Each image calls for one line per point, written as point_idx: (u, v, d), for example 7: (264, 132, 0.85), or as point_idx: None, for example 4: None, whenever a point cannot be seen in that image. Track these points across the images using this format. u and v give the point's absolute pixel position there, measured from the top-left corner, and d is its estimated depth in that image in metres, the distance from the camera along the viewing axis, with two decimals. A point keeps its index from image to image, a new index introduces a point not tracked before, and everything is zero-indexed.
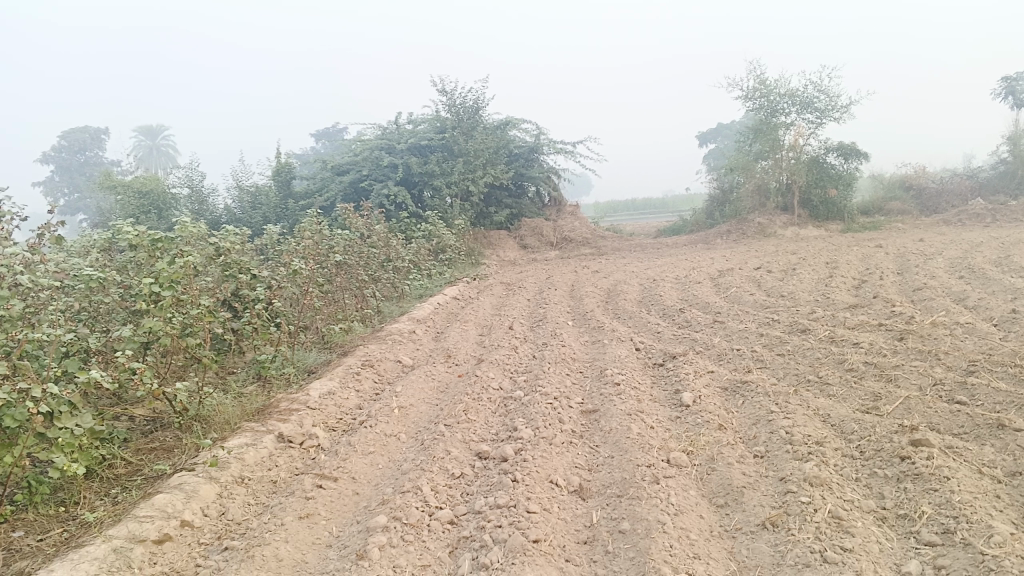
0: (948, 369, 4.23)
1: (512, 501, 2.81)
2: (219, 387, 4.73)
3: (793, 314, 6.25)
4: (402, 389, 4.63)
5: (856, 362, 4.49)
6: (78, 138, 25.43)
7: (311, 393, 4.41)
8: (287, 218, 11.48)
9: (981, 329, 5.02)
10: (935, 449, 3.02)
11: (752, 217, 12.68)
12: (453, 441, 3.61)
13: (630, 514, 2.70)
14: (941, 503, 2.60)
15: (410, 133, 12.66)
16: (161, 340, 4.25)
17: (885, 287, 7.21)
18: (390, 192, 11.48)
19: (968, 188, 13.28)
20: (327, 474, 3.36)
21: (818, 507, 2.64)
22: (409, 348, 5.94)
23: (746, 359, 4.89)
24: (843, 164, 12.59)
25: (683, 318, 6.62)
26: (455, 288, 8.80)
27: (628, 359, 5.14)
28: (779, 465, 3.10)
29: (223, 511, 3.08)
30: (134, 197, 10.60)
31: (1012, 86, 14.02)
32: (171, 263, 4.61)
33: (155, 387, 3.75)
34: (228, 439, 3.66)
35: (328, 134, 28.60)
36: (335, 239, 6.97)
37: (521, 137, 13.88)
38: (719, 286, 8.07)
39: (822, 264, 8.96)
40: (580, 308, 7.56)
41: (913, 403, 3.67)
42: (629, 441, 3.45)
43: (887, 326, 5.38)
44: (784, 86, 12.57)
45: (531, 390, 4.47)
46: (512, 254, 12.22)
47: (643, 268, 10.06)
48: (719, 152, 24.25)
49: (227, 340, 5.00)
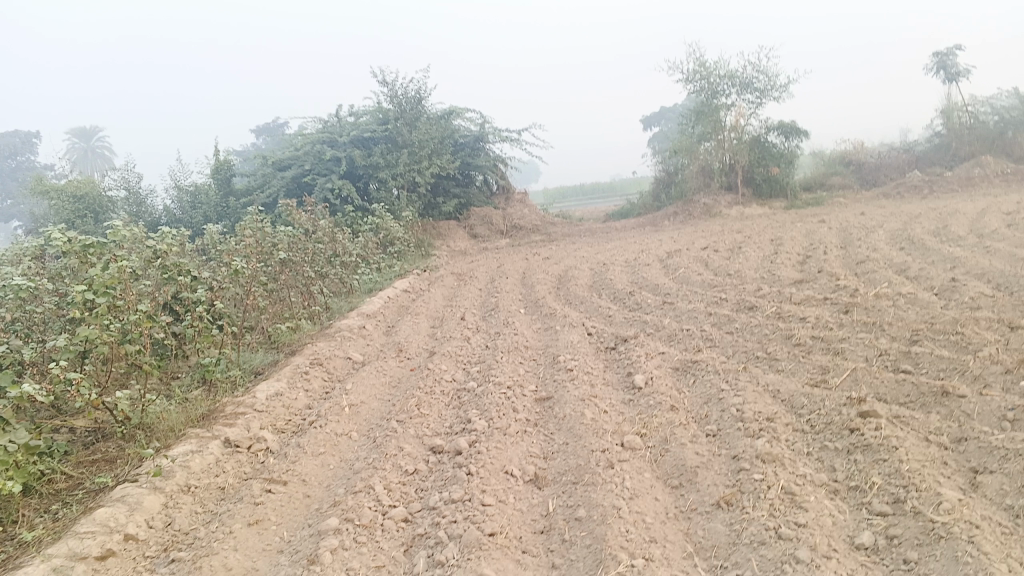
0: (892, 339, 4.31)
1: (466, 495, 2.77)
2: (164, 394, 4.59)
3: (742, 292, 6.31)
4: (353, 386, 4.55)
5: (804, 337, 4.55)
6: (9, 142, 24.65)
7: (258, 395, 4.30)
8: (230, 216, 11.24)
9: (923, 299, 5.12)
10: (883, 419, 3.06)
11: (698, 198, 12.81)
12: (406, 437, 3.55)
13: (586, 502, 2.69)
14: (891, 472, 2.63)
15: (352, 125, 12.47)
16: (99, 348, 4.10)
17: (829, 261, 7.33)
18: (334, 186, 11.31)
19: (905, 162, 13.60)
20: (276, 477, 3.28)
21: (771, 483, 2.65)
22: (359, 344, 5.85)
23: (696, 339, 4.92)
24: (785, 142, 12.80)
25: (633, 300, 6.64)
26: (405, 280, 8.71)
27: (580, 344, 5.13)
28: (731, 443, 3.11)
29: (169, 521, 2.98)
30: (68, 201, 10.23)
31: (943, 60, 14.35)
32: (105, 268, 4.44)
33: (95, 397, 3.61)
34: (172, 446, 3.55)
35: (270, 129, 28.08)
36: (279, 236, 6.82)
37: (466, 126, 13.78)
38: (668, 268, 8.12)
39: (767, 242, 9.07)
40: (531, 296, 7.54)
41: (860, 375, 3.73)
42: (583, 427, 3.43)
43: (833, 300, 5.46)
44: (724, 67, 12.69)
45: (484, 380, 4.43)
46: (462, 243, 12.14)
47: (593, 253, 10.08)
48: (663, 134, 24.44)
49: (170, 345, 4.86)
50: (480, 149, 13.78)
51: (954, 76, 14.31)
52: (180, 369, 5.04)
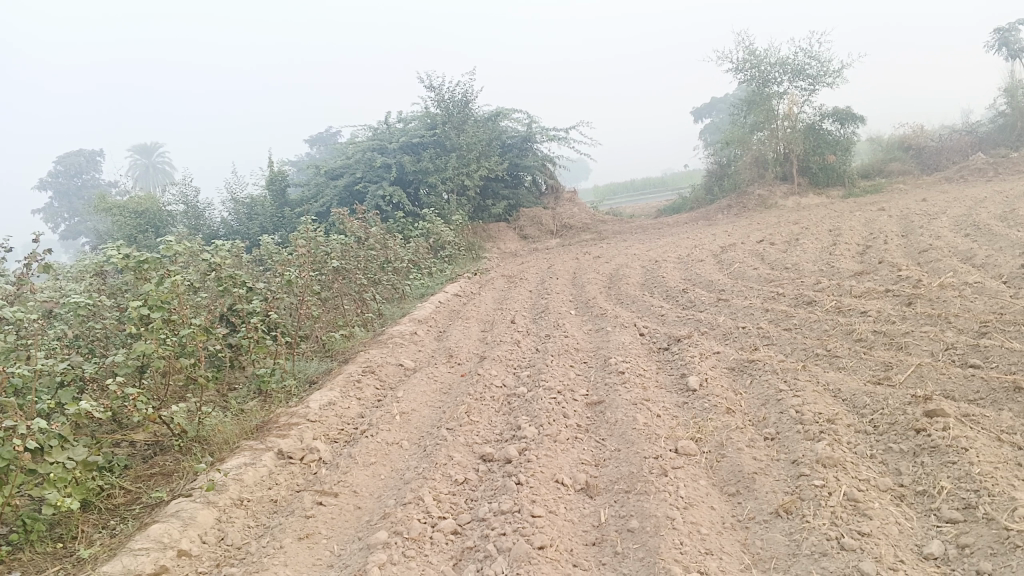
0: (960, 332, 4.12)
1: (516, 506, 2.73)
2: (220, 406, 4.64)
3: (799, 286, 6.13)
4: (404, 394, 4.54)
5: (865, 332, 4.38)
6: (74, 162, 25.50)
7: (311, 405, 4.32)
8: (285, 226, 11.41)
9: (991, 288, 4.90)
10: (951, 419, 2.91)
11: (751, 190, 12.54)
12: (456, 445, 3.52)
13: (639, 512, 2.62)
14: (961, 476, 2.49)
15: (401, 132, 12.54)
16: (155, 362, 4.15)
17: (890, 251, 7.08)
18: (385, 192, 11.39)
19: (968, 144, 13.12)
20: (328, 489, 3.29)
21: (833, 490, 2.54)
22: (410, 350, 5.84)
23: (752, 337, 4.78)
24: (840, 129, 12.46)
25: (686, 298, 6.52)
26: (456, 284, 8.70)
27: (632, 345, 5.04)
28: (790, 447, 3.00)
29: (222, 536, 3.00)
30: (130, 217, 10.51)
31: (1005, 37, 13.80)
32: (159, 284, 4.49)
33: (151, 411, 3.66)
34: (225, 459, 3.58)
35: (322, 138, 28.50)
36: (331, 245, 6.87)
37: (513, 127, 13.74)
38: (722, 263, 7.95)
39: (824, 233, 8.82)
40: (582, 296, 7.46)
41: (925, 371, 3.57)
42: (635, 432, 3.35)
43: (895, 292, 5.26)
44: (775, 55, 12.40)
45: (535, 385, 4.37)
46: (513, 245, 12.10)
47: (645, 250, 9.94)
48: (714, 126, 24.05)
49: (226, 355, 4.90)
50: (528, 150, 13.73)
51: (1018, 53, 13.74)
52: (236, 380, 5.11)
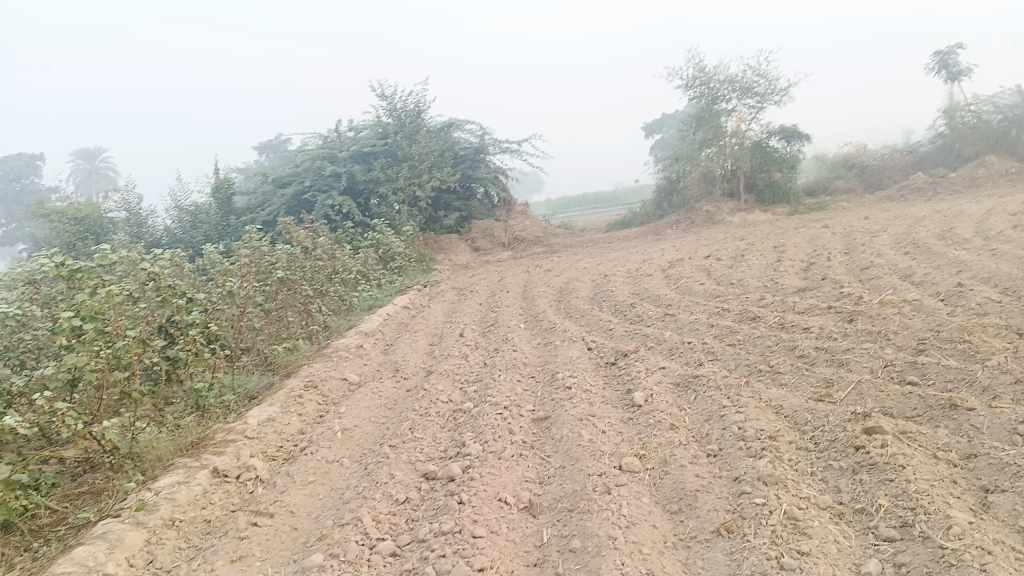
0: (898, 349, 4.19)
1: (457, 526, 2.68)
2: (156, 421, 4.49)
3: (744, 302, 6.20)
4: (347, 409, 4.45)
5: (808, 348, 4.43)
6: (13, 166, 24.70)
7: (250, 421, 4.20)
8: (231, 234, 11.19)
9: (929, 305, 5.01)
10: (889, 436, 2.95)
11: (700, 206, 12.71)
12: (398, 463, 3.45)
13: (580, 531, 2.59)
14: (898, 494, 2.52)
15: (352, 141, 12.42)
16: (88, 376, 3.98)
17: (833, 268, 7.22)
18: (334, 202, 11.27)
19: (908, 164, 13.49)
20: (263, 509, 3.22)
21: (773, 508, 2.54)
22: (356, 364, 5.75)
23: (698, 352, 4.81)
24: (786, 146, 12.71)
25: (634, 313, 6.54)
26: (405, 296, 8.62)
27: (579, 360, 5.03)
28: (732, 464, 3.00)
29: (151, 559, 2.88)
30: (69, 223, 10.18)
31: (944, 60, 14.25)
32: (93, 294, 4.32)
33: (81, 427, 3.51)
34: (158, 478, 3.45)
35: (272, 146, 28.14)
36: (277, 255, 6.74)
37: (465, 138, 13.72)
38: (670, 277, 8.01)
39: (770, 249, 8.96)
40: (532, 309, 7.44)
41: (865, 388, 3.61)
42: (580, 449, 3.32)
43: (837, 309, 5.35)
44: (723, 73, 12.60)
45: (480, 400, 4.32)
46: (464, 257, 12.05)
47: (595, 264, 9.98)
48: (665, 142, 24.37)
49: (164, 369, 4.74)
50: (480, 162, 13.71)
51: (956, 77, 14.20)
52: (174, 394, 4.95)
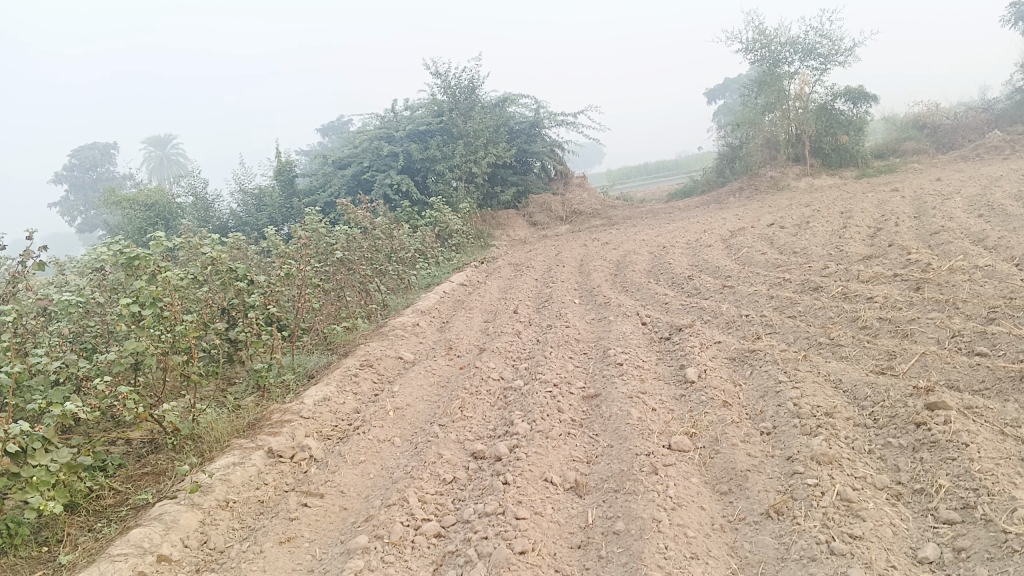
0: (967, 318, 4.00)
1: (500, 508, 2.68)
2: (218, 401, 4.54)
3: (806, 272, 6.00)
4: (399, 388, 4.47)
5: (870, 319, 4.26)
6: (89, 155, 25.54)
7: (305, 401, 4.24)
8: (294, 216, 11.29)
9: (1002, 271, 4.77)
10: (953, 411, 2.80)
11: (763, 172, 12.33)
12: (447, 442, 3.46)
13: (626, 513, 2.55)
14: (960, 473, 2.40)
15: (408, 120, 12.42)
16: (149, 360, 4.00)
17: (901, 234, 6.93)
18: (393, 180, 11.32)
19: (984, 122, 12.87)
20: (314, 490, 3.27)
21: (826, 489, 2.45)
22: (411, 343, 5.75)
23: (755, 325, 4.68)
24: (853, 108, 12.25)
25: (692, 285, 6.40)
26: (462, 273, 8.59)
27: (633, 335, 4.94)
28: (786, 442, 2.91)
29: (205, 540, 2.94)
30: (140, 210, 10.50)
31: (1022, 11, 13.51)
32: (150, 279, 4.33)
33: (143, 410, 3.54)
34: (214, 460, 3.50)
35: (333, 127, 28.54)
36: (335, 236, 6.79)
37: (521, 112, 13.56)
38: (730, 248, 7.81)
39: (836, 215, 8.66)
40: (587, 284, 7.35)
41: (929, 360, 3.46)
42: (629, 428, 3.26)
43: (903, 277, 5.13)
44: (785, 35, 12.21)
45: (531, 378, 4.29)
46: (522, 232, 11.97)
47: (653, 236, 9.81)
48: (726, 108, 23.74)
49: (223, 350, 4.77)
50: (537, 135, 13.56)
51: None
52: (236, 373, 4.99)
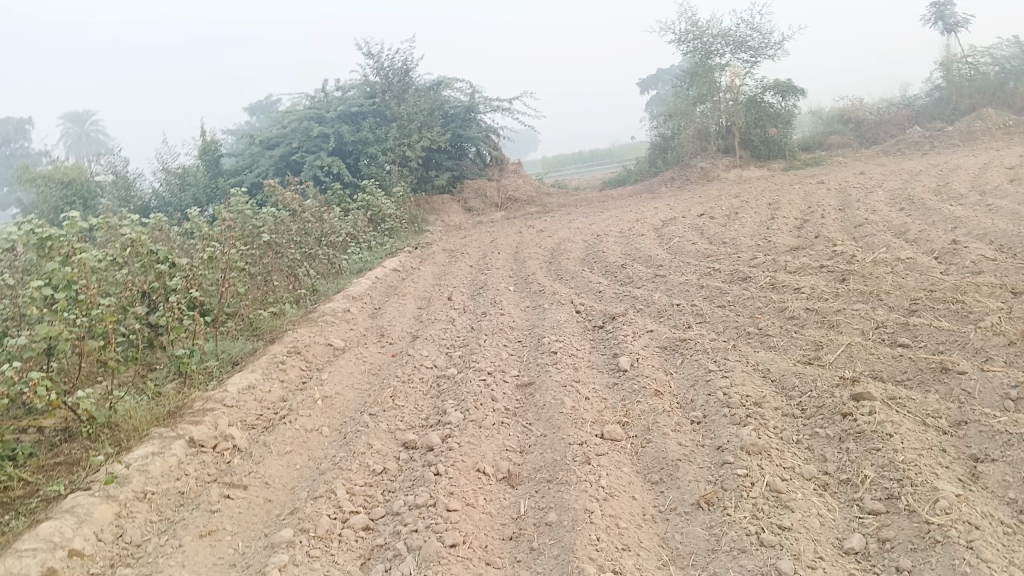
0: (890, 310, 4.11)
1: (431, 500, 2.62)
2: (137, 388, 4.33)
3: (735, 262, 6.09)
4: (329, 377, 4.37)
5: (798, 310, 4.34)
6: (3, 130, 24.39)
7: (229, 389, 4.09)
8: (219, 197, 10.92)
9: (923, 264, 4.91)
10: (878, 402, 2.87)
11: (695, 163, 12.49)
12: (377, 432, 3.38)
13: (558, 504, 2.53)
14: (884, 464, 2.45)
15: (340, 101, 12.17)
16: (63, 346, 3.78)
17: (826, 226, 7.10)
18: (323, 162, 11.08)
19: (906, 118, 13.29)
20: (237, 481, 3.15)
21: (756, 480, 2.47)
22: (342, 329, 5.63)
23: (686, 314, 4.72)
24: (781, 101, 12.51)
25: (625, 274, 6.43)
26: (395, 259, 8.46)
27: (566, 323, 4.93)
28: (715, 432, 2.93)
29: (120, 533, 2.81)
30: (57, 188, 10.02)
31: (941, 11, 13.98)
32: (63, 262, 4.10)
33: (55, 397, 3.34)
34: (132, 449, 3.34)
35: (264, 107, 27.77)
36: (263, 218, 6.59)
37: (456, 97, 13.42)
38: (663, 237, 7.89)
39: (764, 206, 8.83)
40: (522, 271, 7.32)
41: (855, 350, 3.53)
42: (562, 417, 3.24)
43: (829, 268, 5.24)
44: (716, 27, 12.39)
45: (464, 366, 4.24)
46: (457, 217, 11.87)
47: (587, 224, 9.84)
48: (660, 98, 24.00)
49: (143, 335, 4.56)
50: (472, 120, 13.44)
51: (953, 28, 13.93)
52: (157, 360, 4.78)
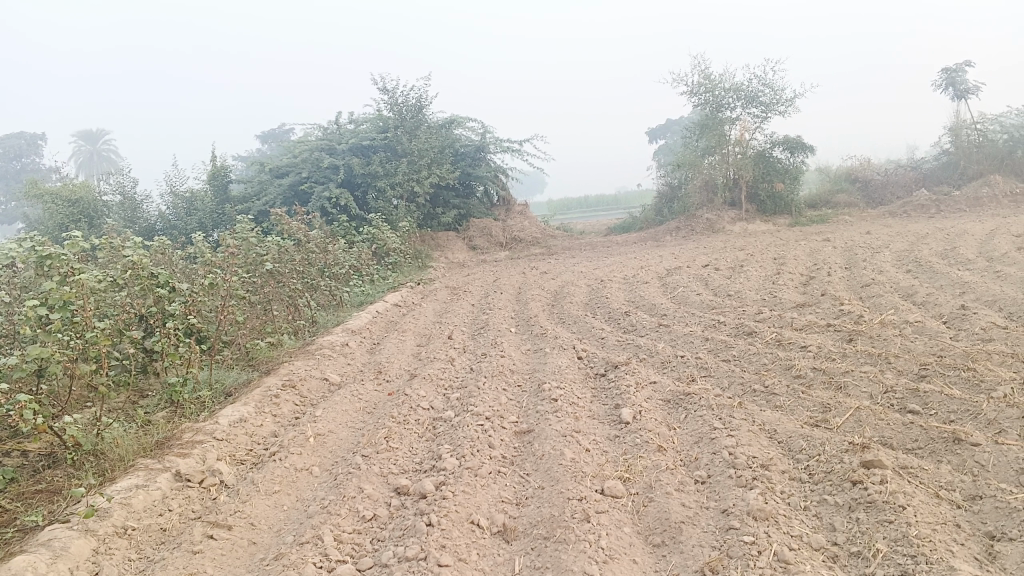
0: (899, 374, 4.03)
1: (422, 553, 2.53)
2: (127, 415, 4.22)
3: (741, 315, 6.02)
4: (323, 413, 4.26)
5: (805, 368, 4.25)
6: (14, 144, 24.52)
7: (220, 421, 3.99)
8: (225, 223, 10.87)
9: (931, 328, 4.84)
10: (889, 471, 2.77)
11: (701, 214, 12.49)
12: (369, 475, 3.28)
13: (555, 563, 2.43)
14: (897, 538, 2.35)
15: (351, 133, 12.20)
16: (55, 368, 3.66)
17: (833, 284, 7.04)
18: (331, 194, 11.06)
19: (913, 180, 13.32)
20: (221, 521, 3.05)
21: (763, 548, 2.37)
22: (338, 364, 5.54)
23: (690, 367, 4.63)
24: (790, 157, 12.52)
25: (628, 321, 6.36)
26: (397, 294, 8.40)
27: (568, 369, 4.84)
28: (721, 493, 2.83)
29: (96, 571, 2.70)
30: (63, 205, 9.97)
31: (952, 77, 14.09)
32: (61, 281, 4.00)
33: (41, 422, 3.22)
34: (115, 481, 3.23)
35: (275, 135, 27.99)
36: (267, 246, 6.52)
37: (467, 135, 13.46)
38: (667, 286, 7.83)
39: (770, 260, 8.79)
40: (524, 313, 7.25)
41: (864, 415, 3.44)
42: (561, 469, 3.14)
43: (837, 327, 5.17)
44: (729, 81, 12.41)
45: (462, 409, 4.14)
46: (460, 255, 11.84)
47: (592, 269, 9.80)
48: (669, 147, 24.17)
49: (137, 361, 4.46)
50: (481, 160, 13.48)
51: (963, 94, 14.04)
52: (149, 386, 4.68)
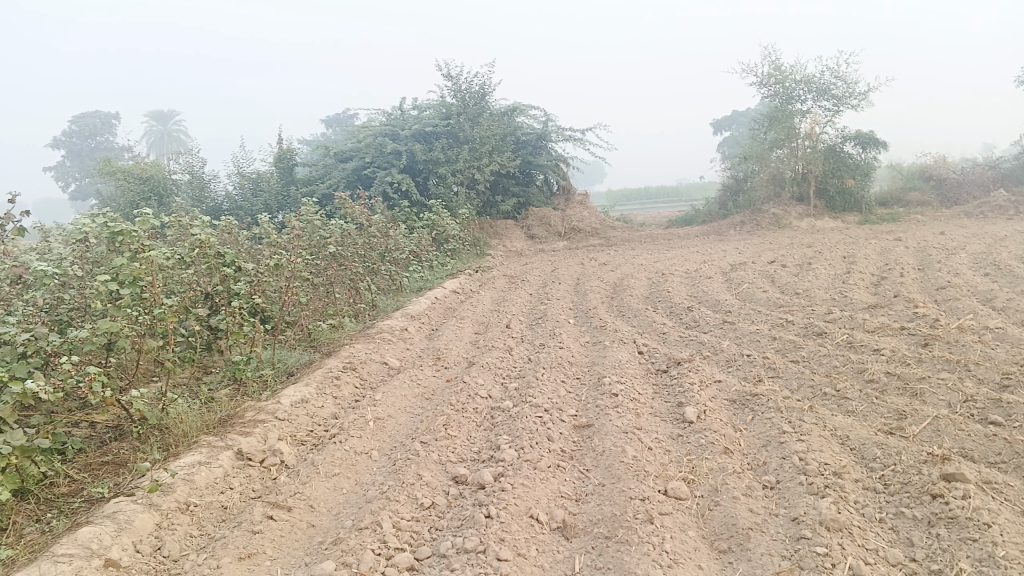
0: (979, 382, 3.84)
1: (481, 545, 2.49)
2: (190, 391, 4.27)
3: (809, 315, 5.83)
4: (382, 397, 4.26)
5: (878, 373, 4.09)
6: (88, 123, 25.29)
7: (282, 401, 4.01)
8: (289, 205, 11.02)
9: (1013, 335, 4.61)
10: (972, 485, 2.63)
11: (766, 209, 12.20)
12: (428, 462, 3.25)
13: (617, 564, 2.37)
14: (982, 558, 2.23)
15: (414, 119, 12.20)
16: (123, 343, 3.72)
17: (905, 285, 6.78)
18: (393, 179, 11.10)
19: (990, 179, 12.80)
20: (281, 502, 3.06)
21: (836, 561, 2.27)
22: (397, 349, 5.54)
23: (756, 367, 4.50)
24: (861, 153, 12.12)
25: (690, 317, 6.22)
26: (456, 281, 8.39)
27: (629, 364, 4.74)
28: (791, 501, 2.72)
29: (159, 546, 2.73)
30: (135, 182, 10.22)
31: None
32: (131, 257, 4.05)
33: (110, 395, 3.27)
34: (179, 457, 3.27)
35: (339, 120, 28.32)
36: (330, 229, 6.56)
37: (529, 123, 13.38)
38: (731, 282, 7.65)
39: (839, 259, 8.52)
40: (583, 305, 7.16)
41: (942, 425, 3.28)
42: (623, 466, 3.07)
43: (911, 330, 4.97)
44: (800, 72, 12.14)
45: (521, 400, 4.09)
46: (519, 244, 11.78)
47: (652, 261, 9.64)
48: (734, 140, 23.69)
49: (202, 339, 4.51)
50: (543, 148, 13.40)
51: None
52: (213, 363, 4.74)
